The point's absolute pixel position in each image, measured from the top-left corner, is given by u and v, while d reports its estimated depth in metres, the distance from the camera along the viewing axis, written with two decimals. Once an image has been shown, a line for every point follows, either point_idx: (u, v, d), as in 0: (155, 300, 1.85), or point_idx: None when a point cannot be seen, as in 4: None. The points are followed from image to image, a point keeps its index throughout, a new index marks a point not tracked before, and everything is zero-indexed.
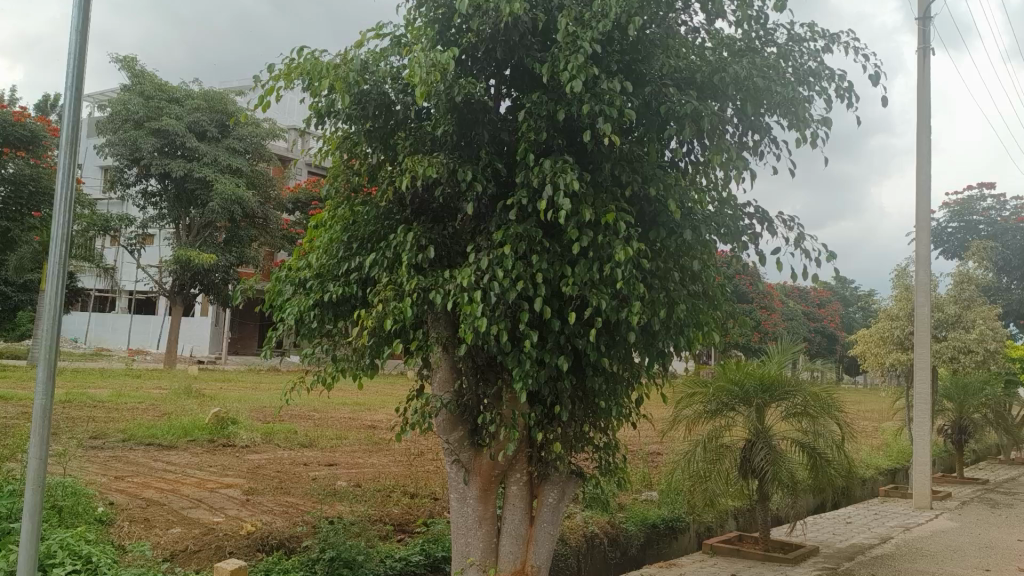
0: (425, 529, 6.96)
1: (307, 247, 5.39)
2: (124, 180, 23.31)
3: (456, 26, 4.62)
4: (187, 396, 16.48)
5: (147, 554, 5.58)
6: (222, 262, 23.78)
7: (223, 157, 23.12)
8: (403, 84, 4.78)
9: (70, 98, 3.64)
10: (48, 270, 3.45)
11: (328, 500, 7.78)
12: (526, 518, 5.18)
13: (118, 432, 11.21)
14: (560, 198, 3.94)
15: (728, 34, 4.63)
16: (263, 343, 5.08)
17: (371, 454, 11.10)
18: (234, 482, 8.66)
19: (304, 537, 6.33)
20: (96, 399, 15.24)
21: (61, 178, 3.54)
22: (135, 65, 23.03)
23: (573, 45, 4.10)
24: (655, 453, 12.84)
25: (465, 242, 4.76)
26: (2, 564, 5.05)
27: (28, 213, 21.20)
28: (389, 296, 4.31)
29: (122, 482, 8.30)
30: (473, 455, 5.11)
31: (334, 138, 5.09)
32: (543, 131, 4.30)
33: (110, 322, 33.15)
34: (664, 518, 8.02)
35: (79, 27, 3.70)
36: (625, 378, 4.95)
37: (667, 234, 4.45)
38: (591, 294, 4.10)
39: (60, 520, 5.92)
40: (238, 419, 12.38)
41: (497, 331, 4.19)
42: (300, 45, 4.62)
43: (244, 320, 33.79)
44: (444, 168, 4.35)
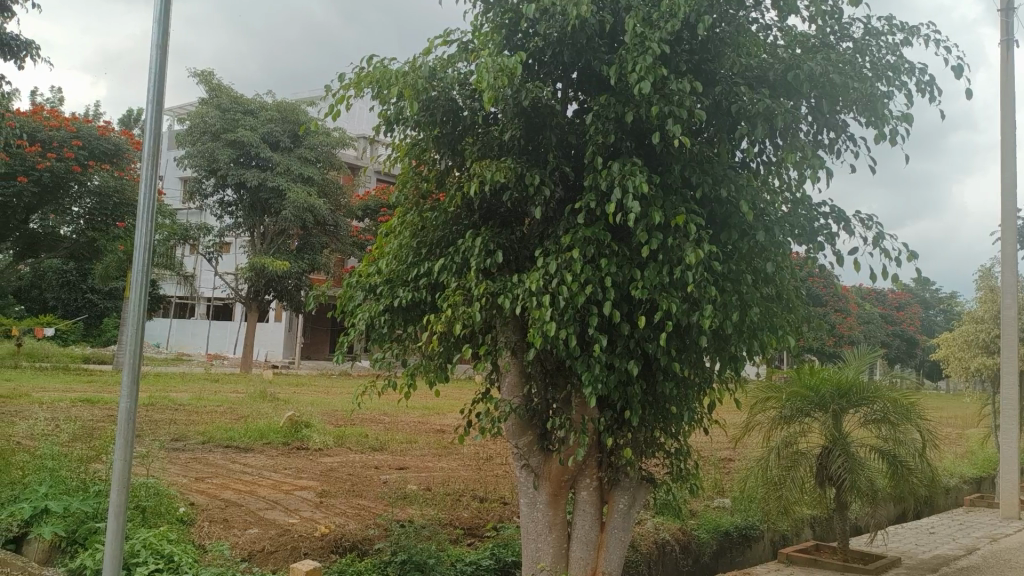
0: (495, 534, 6.95)
1: (376, 253, 5.43)
2: (203, 190, 24.10)
3: (522, 30, 4.63)
4: (263, 399, 16.90)
5: (226, 553, 5.71)
6: (295, 269, 24.27)
7: (295, 166, 23.64)
8: (471, 91, 4.73)
9: (151, 111, 3.80)
10: (132, 277, 3.61)
11: (399, 503, 7.86)
12: (596, 524, 5.15)
13: (198, 434, 11.57)
14: (629, 201, 3.90)
15: (801, 31, 4.52)
16: (334, 348, 5.12)
17: (440, 458, 11.18)
18: (308, 484, 8.83)
19: (376, 539, 6.41)
20: (178, 401, 15.81)
21: (144, 187, 3.68)
22: (212, 79, 23.70)
23: (640, 46, 4.06)
24: (726, 459, 12.61)
25: (533, 246, 4.76)
26: (89, 562, 5.24)
27: (113, 224, 22.14)
28: (457, 300, 4.34)
29: (203, 483, 8.57)
30: (543, 460, 5.10)
31: (402, 145, 5.15)
32: (611, 134, 4.28)
33: (189, 327, 34.26)
34: (738, 526, 7.86)
35: (159, 43, 3.85)
36: (697, 383, 4.87)
37: (740, 236, 4.37)
38: (662, 297, 4.04)
39: (143, 520, 6.12)
40: (311, 421, 12.66)
41: (567, 335, 4.16)
42: (370, 54, 4.71)
43: (316, 325, 34.49)
44: (512, 173, 4.35)
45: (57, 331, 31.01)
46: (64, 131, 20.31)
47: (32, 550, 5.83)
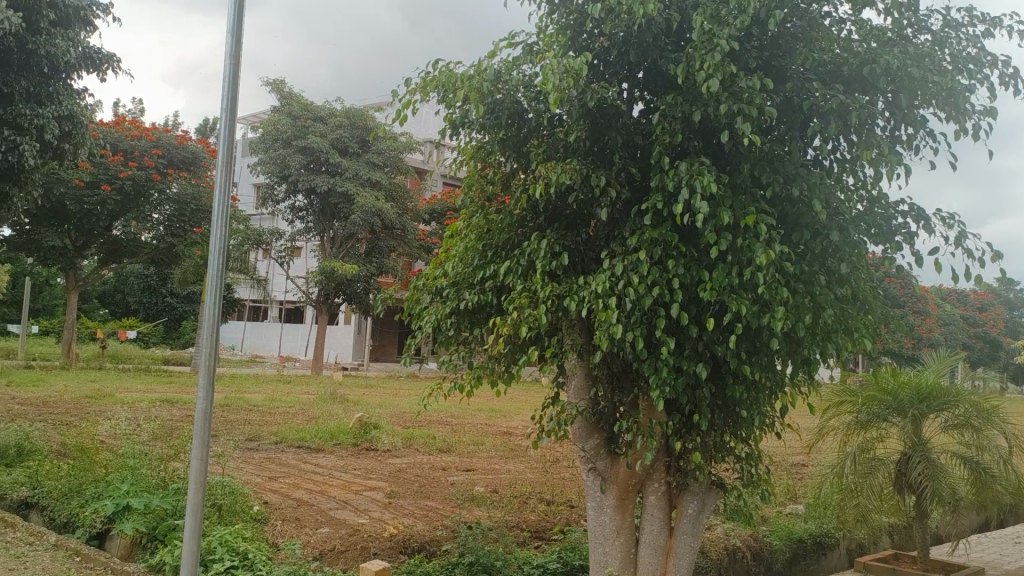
0: (562, 537, 6.93)
1: (443, 256, 5.45)
2: (275, 197, 24.84)
3: (588, 30, 4.61)
4: (333, 400, 17.22)
5: (298, 551, 5.81)
6: (364, 273, 24.62)
7: (363, 171, 24.02)
8: (536, 93, 4.72)
9: (226, 120, 3.94)
10: (207, 281, 3.76)
11: (467, 505, 7.91)
12: (665, 529, 5.06)
13: (271, 434, 11.85)
14: (697, 201, 3.84)
15: (877, 24, 4.39)
16: (402, 351, 5.17)
17: (507, 460, 11.22)
18: (377, 485, 8.96)
19: (444, 541, 6.45)
20: (252, 402, 16.25)
21: (218, 193, 3.81)
22: (283, 87, 24.25)
23: (708, 44, 4.00)
24: (799, 464, 12.33)
25: (599, 249, 4.71)
26: (168, 558, 5.39)
27: (191, 230, 22.61)
28: (523, 303, 4.33)
29: (275, 482, 8.76)
30: (610, 463, 5.05)
31: (468, 148, 5.16)
32: (678, 133, 4.23)
33: (262, 330, 35.14)
34: (812, 533, 7.67)
35: (233, 53, 4.00)
36: (768, 387, 4.75)
37: (812, 236, 4.25)
38: (731, 299, 3.96)
39: (219, 517, 6.28)
40: (380, 423, 12.83)
41: (633, 338, 4.12)
42: (436, 59, 4.75)
43: (385, 328, 35.03)
44: (577, 174, 4.33)
45: (139, 334, 32.18)
46: (144, 140, 21.03)
47: (115, 546, 6.04)
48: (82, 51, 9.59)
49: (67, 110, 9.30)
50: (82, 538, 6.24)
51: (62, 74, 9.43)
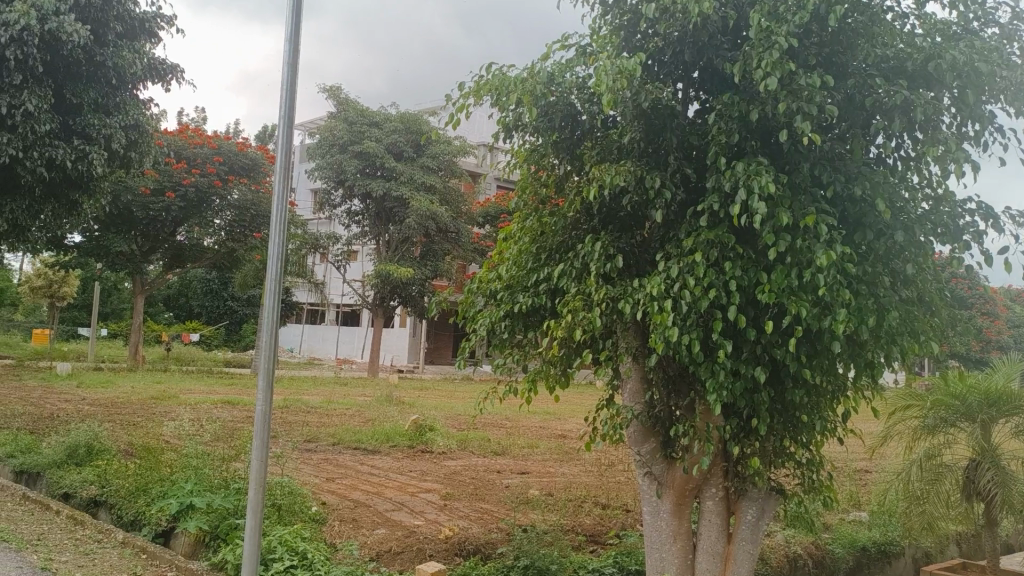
0: (618, 541, 6.87)
1: (497, 259, 5.45)
2: (331, 201, 25.44)
3: (642, 31, 4.56)
4: (390, 401, 17.42)
5: (355, 553, 5.88)
6: (419, 276, 24.82)
7: (418, 175, 24.22)
8: (590, 95, 4.71)
9: (285, 127, 4.05)
10: (267, 284, 3.85)
11: (521, 508, 7.91)
12: (723, 535, 4.99)
13: (329, 436, 12.02)
14: (754, 201, 3.78)
15: (941, 18, 4.26)
16: (456, 354, 5.18)
17: (562, 463, 11.20)
18: (432, 487, 9.03)
19: (499, 544, 6.46)
20: (311, 404, 16.51)
21: (276, 197, 3.90)
22: (339, 93, 24.60)
23: (766, 41, 3.93)
24: (862, 470, 12.05)
25: (654, 250, 4.67)
26: (230, 557, 5.50)
27: (250, 234, 23.14)
28: (577, 305, 4.32)
29: (333, 483, 8.87)
30: (667, 468, 4.99)
31: (521, 151, 5.16)
32: (734, 133, 4.16)
33: (320, 333, 35.74)
34: (876, 541, 7.48)
35: (290, 61, 4.15)
36: (829, 391, 4.65)
37: (876, 236, 4.14)
38: (791, 302, 3.88)
39: (279, 517, 6.38)
40: (436, 425, 12.91)
41: (689, 341, 4.07)
42: (489, 62, 4.76)
43: (440, 331, 35.33)
44: (632, 176, 4.29)
45: (201, 337, 32.99)
46: (207, 148, 21.57)
47: (179, 544, 6.19)
48: (148, 63, 9.82)
49: (133, 120, 9.53)
50: (149, 535, 6.41)
51: (129, 85, 9.62)
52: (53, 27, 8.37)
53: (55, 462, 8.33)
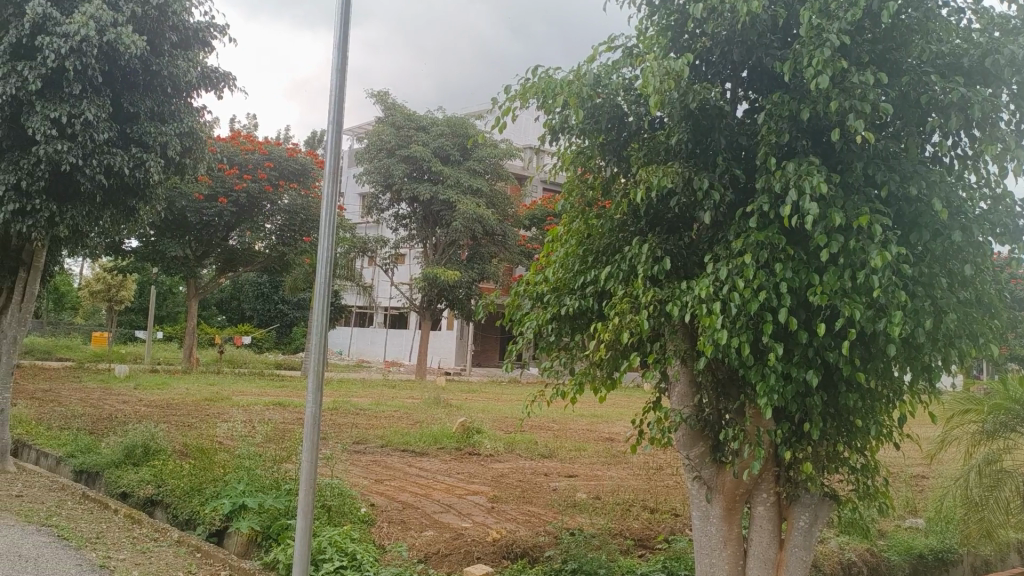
0: (667, 546, 6.80)
1: (543, 262, 5.44)
2: (379, 206, 25.65)
3: (689, 31, 4.53)
4: (437, 404, 17.52)
5: (403, 554, 5.93)
6: (466, 278, 24.91)
7: (465, 178, 24.32)
8: (636, 96, 4.70)
9: (334, 133, 4.12)
10: (316, 287, 3.90)
11: (569, 511, 7.89)
12: (775, 541, 4.92)
13: (378, 438, 12.13)
14: (806, 202, 3.72)
15: (1000, 12, 4.14)
16: (503, 356, 5.19)
17: (610, 466, 11.14)
18: (480, 489, 9.05)
19: (546, 547, 6.44)
20: (359, 405, 16.68)
21: (325, 202, 3.95)
22: (387, 98, 24.84)
23: (817, 39, 3.87)
24: (919, 475, 11.77)
25: (702, 252, 4.62)
26: (281, 556, 5.57)
27: (300, 239, 23.31)
28: (625, 308, 4.29)
29: (382, 485, 8.94)
30: (716, 472, 4.93)
31: (568, 154, 5.14)
32: (785, 133, 4.10)
33: (368, 335, 36.11)
34: (933, 548, 7.26)
35: (338, 68, 4.21)
36: (883, 395, 4.54)
37: (932, 236, 4.04)
38: (844, 304, 3.80)
39: (329, 518, 6.46)
40: (483, 427, 12.95)
41: (740, 344, 4.02)
42: (535, 65, 4.76)
43: (487, 334, 35.43)
44: (680, 178, 4.25)
45: (253, 339, 33.58)
46: (258, 154, 21.97)
47: (233, 543, 6.31)
48: (201, 70, 9.69)
49: (188, 127, 9.60)
50: (203, 534, 6.56)
51: (182, 93, 9.43)
52: (111, 38, 8.14)
53: (113, 462, 8.56)
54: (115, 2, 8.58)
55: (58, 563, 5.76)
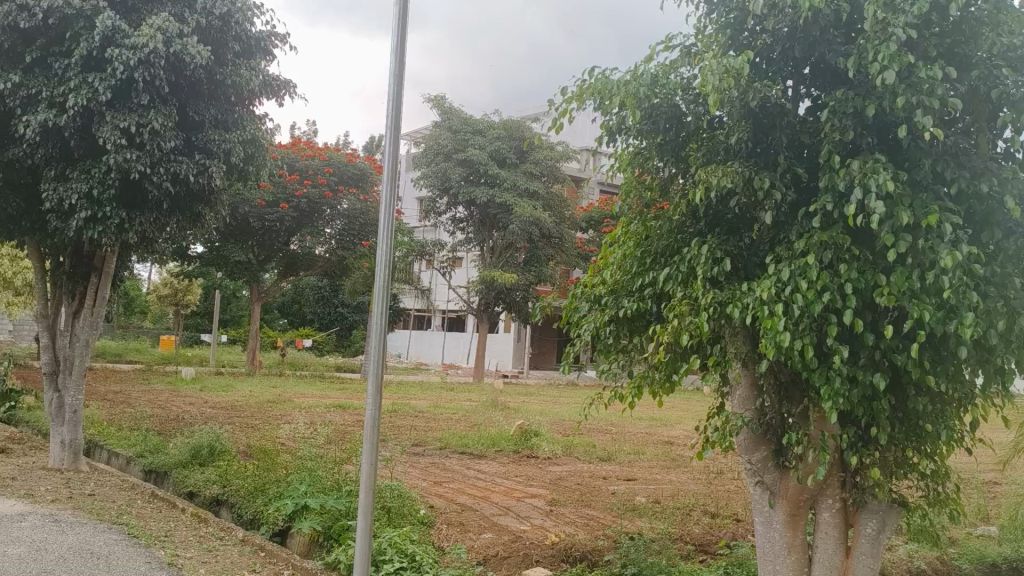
0: (729, 552, 6.69)
1: (601, 264, 5.40)
2: (437, 210, 25.86)
3: (749, 28, 4.44)
4: (495, 406, 17.57)
5: (463, 556, 5.95)
6: (523, 281, 24.92)
7: (521, 181, 24.36)
8: (695, 95, 4.65)
9: (391, 138, 4.17)
10: (375, 291, 3.95)
11: (628, 515, 7.83)
12: (841, 548, 4.80)
13: (436, 440, 12.24)
14: (872, 201, 3.62)
15: None
16: (561, 359, 5.16)
17: (669, 470, 11.02)
18: (538, 492, 9.04)
19: (606, 551, 6.39)
20: (417, 408, 16.84)
21: (383, 206, 3.99)
22: (444, 102, 25.03)
23: (883, 33, 3.77)
24: (991, 482, 11.36)
25: (763, 252, 4.53)
26: (342, 557, 5.64)
27: (359, 242, 23.43)
28: (683, 310, 4.24)
29: (441, 487, 9.00)
30: (779, 477, 4.83)
31: (625, 155, 5.10)
32: (849, 130, 4.00)
33: (427, 338, 36.44)
34: (1008, 556, 6.79)
35: (396, 72, 4.26)
36: (954, 399, 4.40)
37: (1005, 235, 3.90)
38: (912, 305, 3.69)
39: (389, 519, 6.52)
40: (541, 430, 12.94)
41: (803, 347, 3.93)
42: (591, 66, 4.74)
43: (544, 336, 35.41)
44: (740, 177, 4.18)
45: (314, 343, 34.18)
46: (317, 160, 22.39)
47: (295, 543, 6.42)
48: (262, 79, 9.74)
49: (251, 135, 9.57)
50: (266, 534, 6.67)
51: (245, 101, 9.63)
52: (177, 49, 8.36)
53: (181, 461, 8.79)
54: (181, 15, 8.84)
55: (129, 560, 5.92)
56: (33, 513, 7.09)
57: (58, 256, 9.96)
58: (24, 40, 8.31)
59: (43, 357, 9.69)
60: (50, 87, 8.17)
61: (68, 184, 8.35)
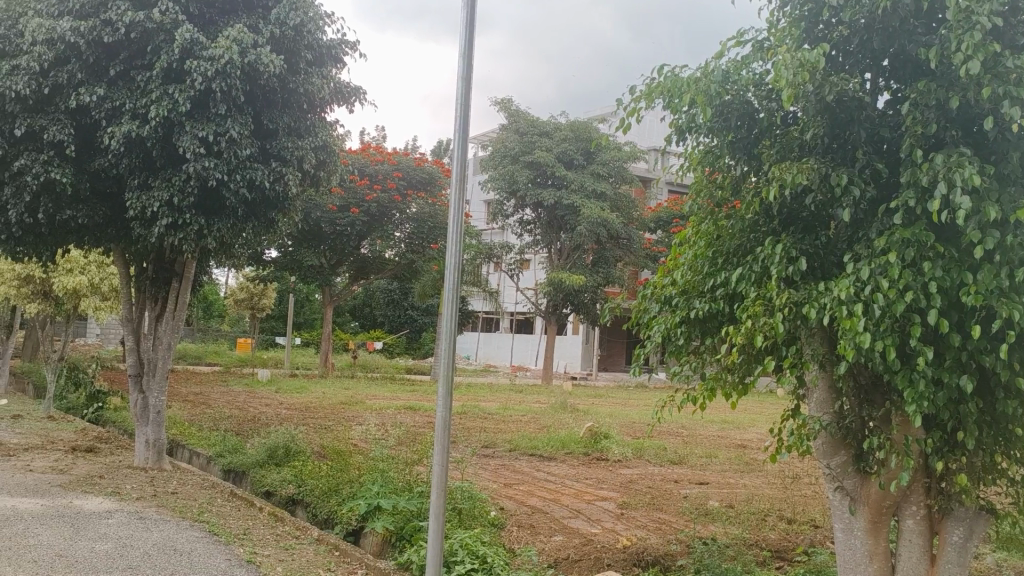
0: (806, 559, 6.50)
1: (671, 264, 5.33)
2: (504, 212, 25.94)
3: (824, 20, 4.32)
4: (564, 408, 17.53)
5: (533, 558, 5.93)
6: (591, 283, 24.79)
7: (589, 183, 24.25)
8: (768, 91, 4.54)
9: (459, 142, 4.19)
10: (445, 293, 3.98)
11: (701, 520, 7.72)
12: (926, 556, 4.62)
13: (506, 441, 12.26)
14: (956, 196, 3.49)
15: None
16: (630, 360, 5.11)
17: (744, 474, 10.81)
18: (609, 495, 8.97)
19: (678, 556, 6.29)
20: (488, 409, 16.90)
21: (452, 210, 4.02)
22: (510, 105, 25.11)
23: (967, 23, 3.63)
24: None
25: (841, 251, 4.39)
26: (415, 557, 5.70)
27: (428, 246, 23.74)
28: (758, 311, 4.14)
29: (511, 489, 9.01)
30: (860, 482, 4.69)
31: (695, 154, 5.00)
32: (931, 123, 3.86)
33: (496, 340, 36.58)
34: None
35: (464, 75, 4.28)
36: None
37: None
38: (1001, 304, 3.53)
39: (460, 521, 6.56)
40: (611, 432, 12.85)
41: (884, 348, 3.80)
42: (661, 64, 4.69)
43: (613, 338, 35.20)
44: (815, 174, 4.07)
45: (385, 345, 34.69)
46: (387, 164, 22.70)
47: (369, 542, 6.52)
48: (334, 86, 9.94)
49: (322, 141, 9.77)
50: (340, 534, 6.79)
51: (317, 109, 9.84)
52: (252, 59, 8.60)
53: (258, 461, 9.01)
54: (255, 26, 9.08)
55: (208, 557, 6.08)
56: (119, 511, 7.36)
57: (141, 262, 10.34)
58: (108, 55, 8.61)
59: (128, 360, 10.06)
60: (134, 99, 8.46)
61: (150, 193, 8.62)
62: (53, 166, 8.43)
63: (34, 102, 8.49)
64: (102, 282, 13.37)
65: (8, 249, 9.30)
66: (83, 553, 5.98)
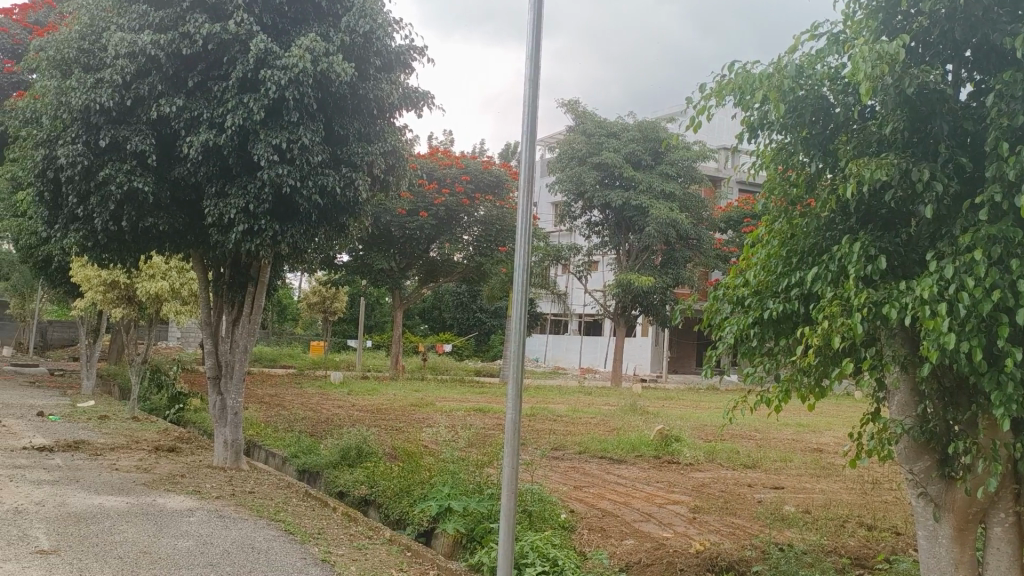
0: (888, 567, 6.29)
1: (744, 264, 5.21)
2: (572, 214, 25.86)
3: (903, 11, 4.16)
4: (634, 411, 17.35)
5: (605, 561, 5.88)
6: (660, 284, 24.52)
7: (657, 183, 24.00)
8: (844, 86, 4.45)
9: (526, 144, 4.19)
10: (513, 295, 3.98)
11: (776, 525, 7.54)
12: (1017, 567, 4.42)
13: (576, 444, 12.20)
14: None
15: None
16: (702, 362, 5.03)
17: (820, 479, 10.53)
18: (681, 499, 8.85)
19: (753, 562, 6.17)
20: (557, 412, 16.86)
21: (520, 213, 4.03)
22: (577, 107, 25.05)
23: None
24: None
25: (923, 249, 4.23)
26: (486, 558, 5.72)
27: (496, 249, 23.84)
28: (835, 311, 4.02)
29: (581, 492, 8.97)
30: (945, 489, 4.51)
31: (767, 151, 4.87)
32: (1019, 114, 3.70)
33: (564, 342, 36.49)
34: None
35: (531, 77, 4.28)
36: None
37: None
38: None
39: (530, 523, 6.55)
40: (682, 435, 12.66)
41: (970, 349, 3.65)
42: (731, 61, 4.60)
43: (683, 339, 34.74)
44: (895, 169, 3.94)
45: (454, 347, 34.97)
46: (455, 168, 23.02)
47: (440, 544, 6.57)
48: (402, 92, 10.07)
49: (392, 146, 9.90)
50: (412, 534, 6.85)
51: (386, 114, 9.97)
52: (324, 67, 8.76)
53: (332, 462, 9.18)
54: (326, 34, 9.25)
55: (285, 555, 6.21)
56: (201, 509, 7.58)
57: (219, 267, 10.63)
58: (186, 66, 8.90)
59: (207, 362, 10.35)
60: (211, 109, 8.71)
61: (227, 200, 8.87)
62: (135, 175, 8.75)
63: (117, 114, 8.82)
64: (182, 287, 13.73)
65: (95, 255, 9.68)
66: (166, 549, 6.17)
